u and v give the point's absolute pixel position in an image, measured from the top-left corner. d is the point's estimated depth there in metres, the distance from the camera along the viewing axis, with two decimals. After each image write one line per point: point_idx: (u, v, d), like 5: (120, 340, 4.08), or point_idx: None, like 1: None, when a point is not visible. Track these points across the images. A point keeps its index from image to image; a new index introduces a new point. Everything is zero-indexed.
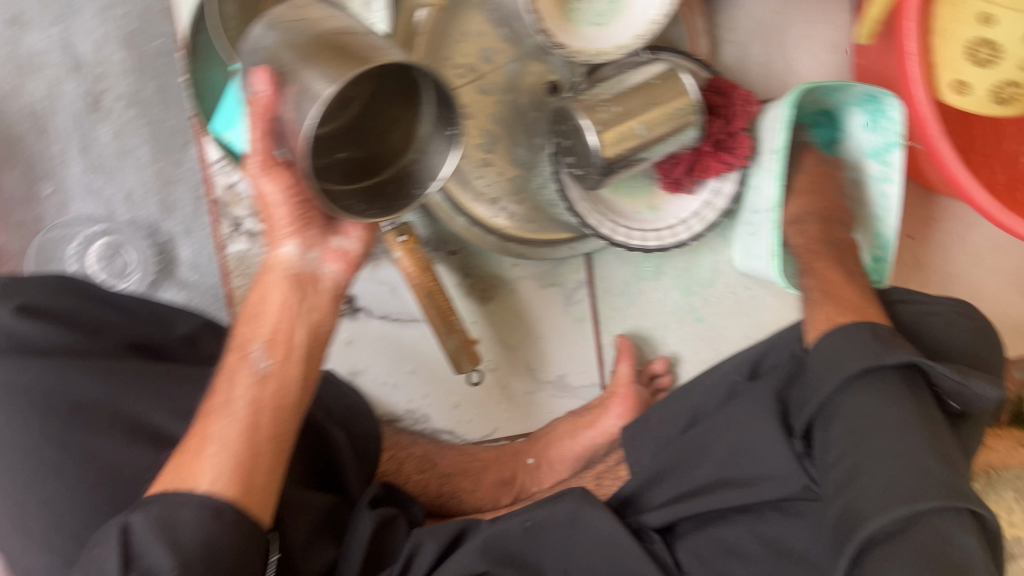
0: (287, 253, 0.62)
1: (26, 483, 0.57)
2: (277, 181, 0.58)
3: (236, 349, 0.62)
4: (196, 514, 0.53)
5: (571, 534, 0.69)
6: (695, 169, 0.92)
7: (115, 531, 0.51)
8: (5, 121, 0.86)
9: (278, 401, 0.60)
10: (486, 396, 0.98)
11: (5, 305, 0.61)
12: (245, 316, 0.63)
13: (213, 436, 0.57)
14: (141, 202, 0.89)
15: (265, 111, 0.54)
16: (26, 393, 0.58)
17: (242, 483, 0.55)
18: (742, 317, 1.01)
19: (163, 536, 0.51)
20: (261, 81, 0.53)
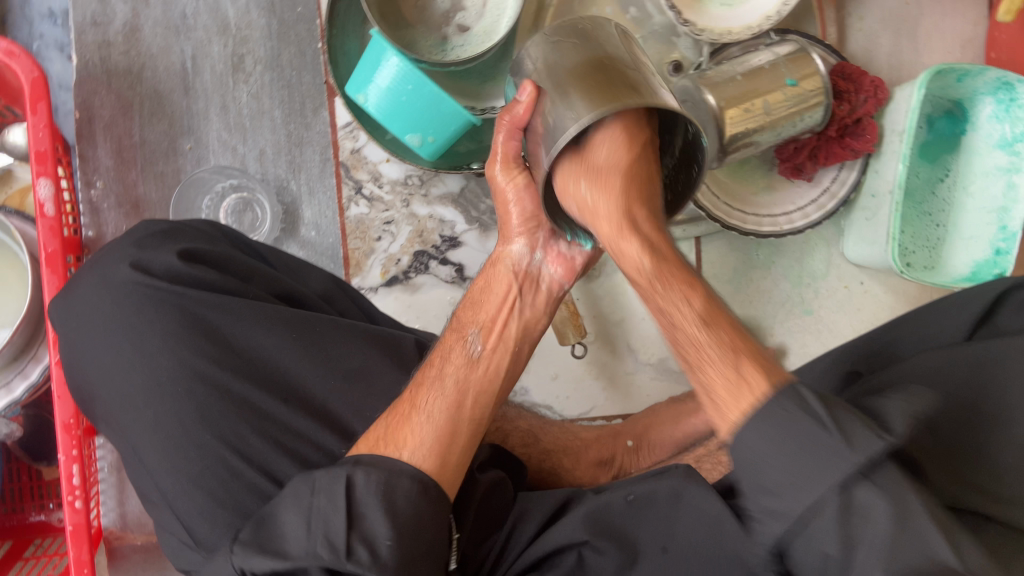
0: (516, 250, 0.68)
1: (158, 413, 0.58)
2: (517, 185, 0.65)
3: (454, 330, 0.65)
4: (410, 485, 0.52)
5: (674, 511, 0.66)
6: (818, 155, 0.90)
7: (340, 481, 0.50)
8: (156, 77, 0.92)
9: (484, 383, 0.62)
10: (586, 372, 0.98)
11: (169, 247, 0.63)
12: (467, 303, 0.67)
13: (423, 408, 0.57)
14: (272, 161, 0.93)
15: (517, 121, 0.59)
16: (193, 325, 0.60)
17: (439, 457, 0.55)
18: (853, 313, 0.99)
19: (383, 501, 0.50)
20: (523, 91, 0.57)
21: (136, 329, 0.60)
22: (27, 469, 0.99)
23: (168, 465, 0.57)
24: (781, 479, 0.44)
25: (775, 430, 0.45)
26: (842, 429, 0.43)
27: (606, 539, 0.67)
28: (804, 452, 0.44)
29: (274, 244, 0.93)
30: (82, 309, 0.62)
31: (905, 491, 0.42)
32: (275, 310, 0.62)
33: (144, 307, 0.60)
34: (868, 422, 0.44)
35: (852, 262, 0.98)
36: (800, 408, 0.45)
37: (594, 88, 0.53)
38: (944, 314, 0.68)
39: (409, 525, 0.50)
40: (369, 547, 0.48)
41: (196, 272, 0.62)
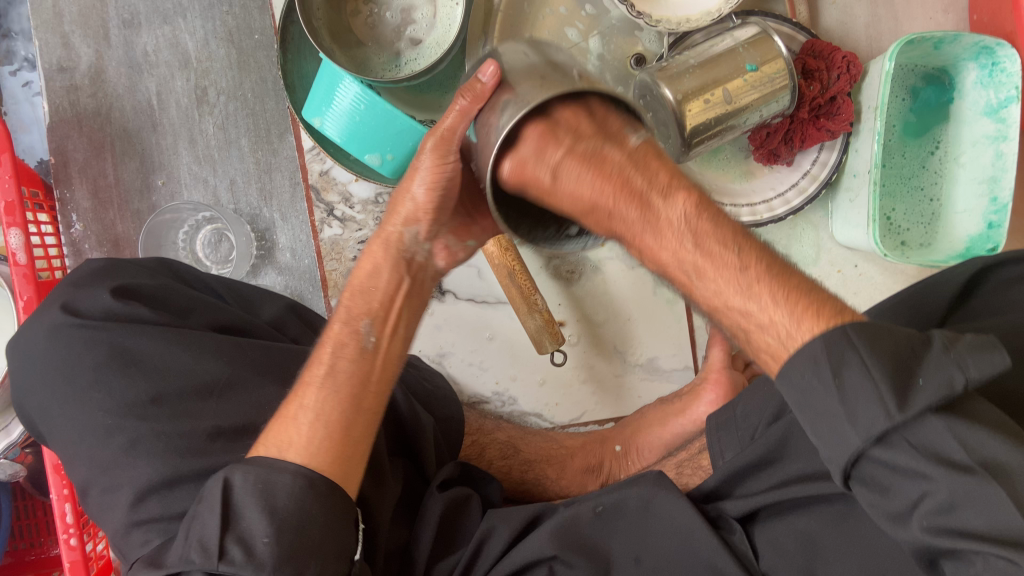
0: (406, 233, 0.62)
1: (100, 461, 0.58)
2: (433, 160, 0.57)
3: (344, 321, 0.62)
4: (291, 482, 0.52)
5: (644, 520, 0.67)
6: (792, 139, 0.86)
7: (217, 483, 0.51)
8: (124, 117, 0.94)
9: (381, 374, 0.61)
10: (574, 376, 0.96)
11: (106, 287, 0.64)
12: (353, 288, 0.63)
13: (307, 402, 0.57)
14: (243, 189, 0.94)
15: (475, 101, 0.52)
16: (125, 358, 0.60)
17: (331, 454, 0.56)
18: (849, 297, 0.96)
19: (260, 500, 0.51)
20: (488, 73, 0.52)
21: (72, 368, 0.61)
22: (40, 504, 1.02)
23: (114, 506, 0.58)
24: (820, 430, 0.45)
25: (807, 404, 0.45)
26: (846, 396, 0.43)
27: (576, 553, 0.66)
28: (825, 425, 0.44)
29: (250, 272, 0.93)
30: (23, 354, 0.63)
31: (942, 438, 0.42)
32: (207, 342, 0.63)
33: (73, 343, 0.61)
34: (893, 386, 0.43)
35: (842, 245, 0.95)
36: (810, 372, 0.45)
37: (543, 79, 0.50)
38: (919, 302, 0.67)
39: (290, 521, 0.51)
40: (244, 547, 0.50)
41: (129, 308, 0.63)
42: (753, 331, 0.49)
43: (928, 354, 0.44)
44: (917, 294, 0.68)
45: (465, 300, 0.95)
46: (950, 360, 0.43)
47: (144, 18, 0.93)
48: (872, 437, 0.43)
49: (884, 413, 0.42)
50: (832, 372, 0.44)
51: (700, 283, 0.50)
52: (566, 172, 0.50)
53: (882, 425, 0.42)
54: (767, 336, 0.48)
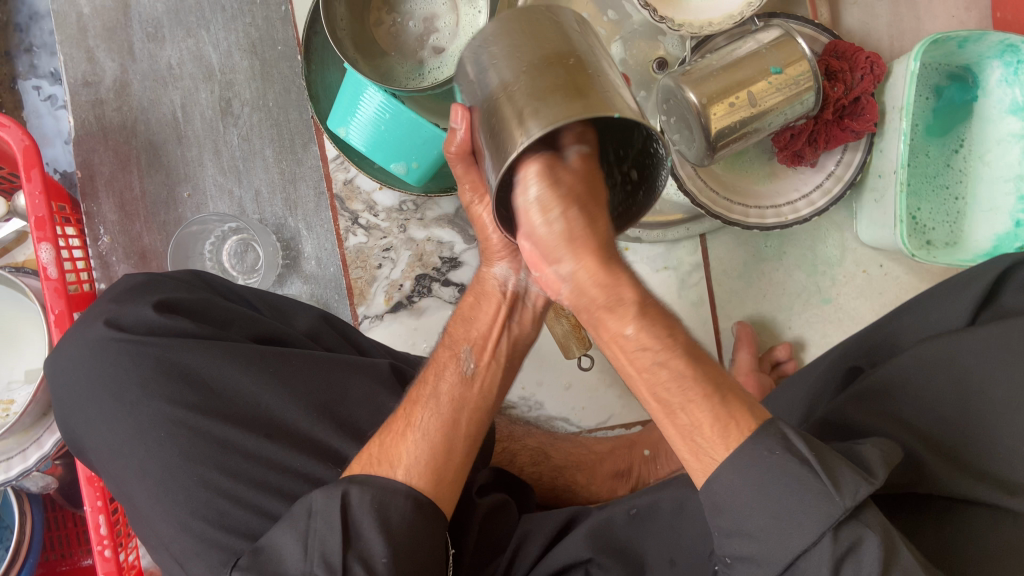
0: (498, 271, 0.64)
1: (147, 474, 0.59)
2: (491, 206, 0.61)
3: (446, 347, 0.64)
4: (405, 502, 0.53)
5: (677, 524, 0.67)
6: (817, 141, 0.86)
7: (335, 495, 0.51)
8: (150, 129, 0.95)
9: (480, 403, 0.61)
10: (600, 380, 0.96)
11: (144, 301, 0.65)
12: (456, 319, 0.65)
13: (418, 421, 0.57)
14: (268, 200, 0.94)
15: (465, 147, 0.58)
16: (168, 370, 0.61)
17: (433, 474, 0.55)
18: (875, 297, 0.95)
19: (376, 518, 0.51)
20: (459, 117, 0.55)
21: (116, 383, 0.62)
22: (70, 515, 1.03)
23: (159, 515, 0.59)
24: (767, 523, 0.45)
25: (755, 469, 0.45)
26: (832, 477, 0.45)
27: (611, 555, 0.66)
28: (787, 499, 0.45)
29: (276, 283, 0.94)
30: (66, 370, 0.64)
31: (892, 532, 0.45)
32: (246, 352, 0.63)
33: (118, 358, 0.62)
34: (851, 466, 0.46)
35: (867, 245, 0.95)
36: (783, 450, 0.46)
37: (553, 89, 0.45)
38: (946, 298, 0.66)
39: (403, 543, 0.51)
40: (367, 566, 0.50)
41: (170, 321, 0.63)
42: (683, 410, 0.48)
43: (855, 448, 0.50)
44: (934, 291, 0.68)
45: None
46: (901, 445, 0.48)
47: (168, 31, 0.94)
48: (855, 503, 0.44)
49: (864, 481, 0.45)
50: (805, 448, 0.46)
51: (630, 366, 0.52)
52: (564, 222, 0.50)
53: (864, 493, 0.44)
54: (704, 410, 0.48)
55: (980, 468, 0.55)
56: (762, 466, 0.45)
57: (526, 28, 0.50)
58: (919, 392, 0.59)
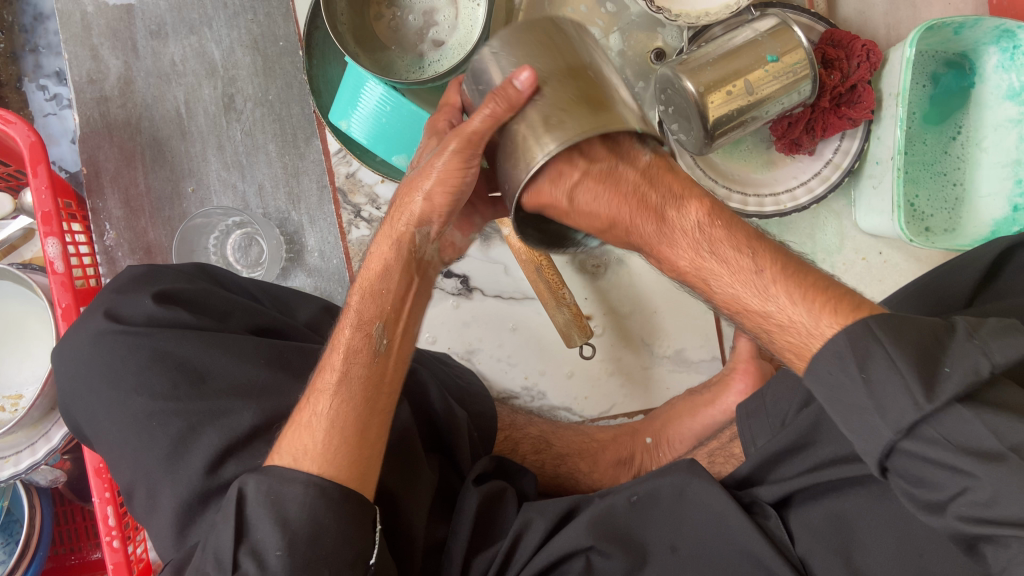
0: (413, 232, 0.61)
1: (145, 461, 0.60)
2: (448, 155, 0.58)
3: (354, 325, 0.60)
4: (302, 491, 0.53)
5: (679, 507, 0.68)
6: (814, 129, 0.87)
7: (233, 492, 0.53)
8: (154, 126, 0.96)
9: (393, 377, 0.61)
10: (602, 370, 0.97)
11: (148, 291, 0.66)
12: (360, 289, 0.61)
13: (329, 412, 0.57)
14: (272, 194, 0.95)
15: (512, 108, 0.53)
16: (166, 360, 0.62)
17: (333, 461, 0.55)
18: (875, 284, 0.96)
19: (271, 509, 0.52)
20: (524, 80, 0.52)
21: (115, 371, 0.62)
22: (79, 510, 1.04)
23: (158, 502, 0.59)
24: (857, 427, 0.46)
25: (833, 394, 0.47)
26: (871, 381, 0.45)
27: (613, 543, 0.67)
28: (862, 409, 0.45)
29: (280, 275, 0.95)
30: (67, 361, 0.65)
31: (975, 430, 0.42)
32: (247, 343, 0.64)
33: (118, 349, 0.62)
34: (917, 371, 0.44)
35: (866, 232, 0.95)
36: (841, 363, 0.46)
37: (591, 96, 0.53)
38: (945, 284, 0.67)
39: (303, 533, 0.51)
40: (258, 560, 0.51)
41: (171, 313, 0.64)
42: (775, 331, 0.52)
43: (954, 341, 0.45)
44: (935, 277, 0.68)
45: (492, 297, 0.96)
46: (975, 347, 0.44)
47: (171, 29, 0.95)
48: (904, 427, 0.44)
49: (912, 402, 0.43)
50: (858, 366, 0.45)
51: (717, 286, 0.55)
52: (583, 191, 0.57)
53: (948, 391, 0.43)
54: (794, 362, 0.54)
55: None
56: (830, 385, 0.47)
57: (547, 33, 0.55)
58: None
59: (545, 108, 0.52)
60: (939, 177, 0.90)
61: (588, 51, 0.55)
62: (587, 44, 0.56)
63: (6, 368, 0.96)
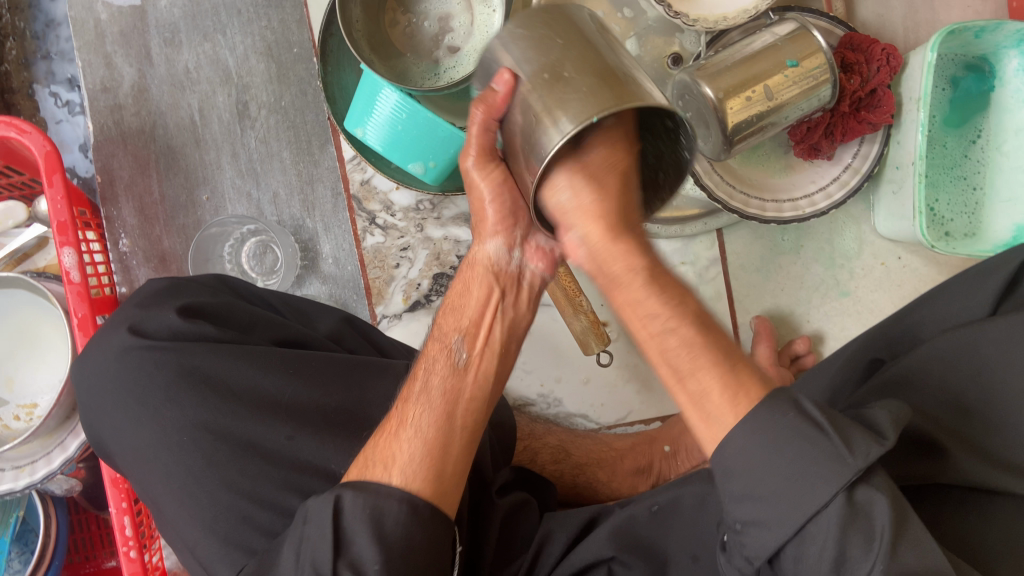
0: (492, 249, 0.63)
1: (168, 475, 0.59)
2: (489, 176, 0.59)
3: (437, 339, 0.62)
4: (397, 507, 0.51)
5: (700, 517, 0.66)
6: (834, 133, 0.86)
7: (329, 500, 0.50)
8: (168, 133, 0.96)
9: (473, 393, 0.59)
10: (619, 377, 0.96)
11: (169, 304, 0.65)
12: (445, 308, 0.64)
13: (417, 425, 0.56)
14: (286, 202, 0.95)
15: (494, 111, 0.53)
16: (188, 374, 0.61)
17: (430, 476, 0.53)
18: (894, 289, 0.95)
19: (371, 526, 0.49)
20: (501, 82, 0.51)
21: (138, 386, 0.62)
22: (94, 518, 1.04)
23: (182, 517, 0.59)
24: (789, 491, 0.44)
25: (766, 437, 0.45)
26: (839, 432, 0.44)
27: (634, 553, 0.67)
28: (802, 459, 0.44)
29: (295, 284, 0.94)
30: (90, 375, 0.64)
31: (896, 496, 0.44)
32: (270, 354, 0.64)
33: (140, 363, 0.62)
34: (866, 430, 0.45)
35: (885, 237, 0.94)
36: (799, 420, 0.45)
37: (569, 86, 0.48)
38: (968, 292, 0.66)
39: (399, 548, 0.50)
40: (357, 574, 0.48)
41: (194, 326, 0.64)
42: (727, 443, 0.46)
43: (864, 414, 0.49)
44: (963, 281, 0.67)
45: None
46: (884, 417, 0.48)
47: (185, 36, 0.95)
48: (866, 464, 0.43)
49: (877, 443, 0.44)
50: (811, 424, 0.44)
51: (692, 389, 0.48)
52: (574, 213, 0.54)
53: (875, 453, 0.43)
54: None
55: (989, 449, 0.57)
56: (773, 436, 0.45)
57: (525, 32, 0.51)
58: (943, 382, 0.60)
59: (543, 96, 0.49)
60: (959, 181, 0.90)
61: (589, 28, 0.51)
62: (588, 23, 0.52)
63: (21, 377, 0.95)
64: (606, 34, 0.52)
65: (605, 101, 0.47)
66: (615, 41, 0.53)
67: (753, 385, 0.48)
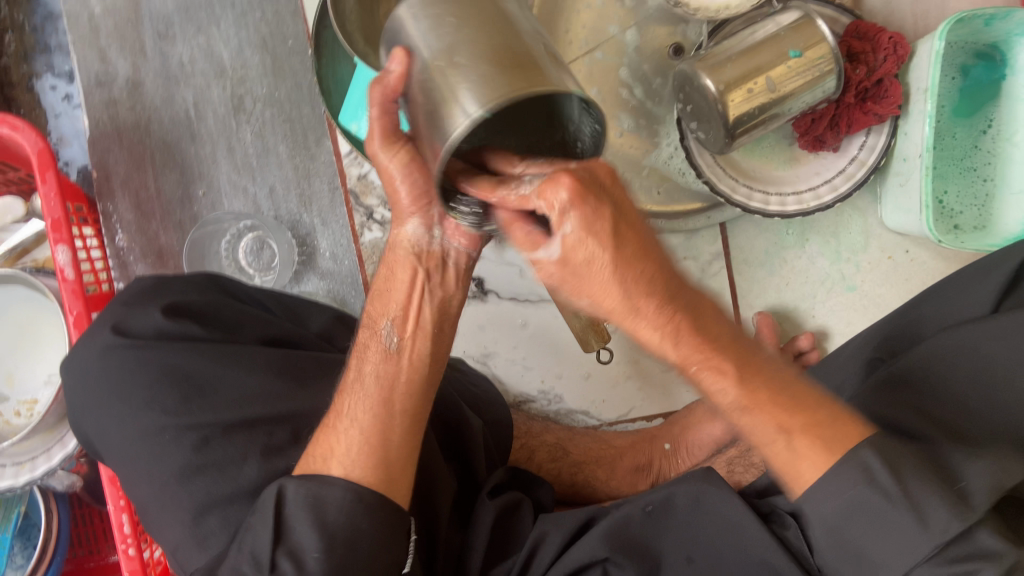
0: (411, 231, 0.57)
1: (153, 479, 0.59)
2: (399, 159, 0.52)
3: (367, 327, 0.60)
4: (342, 497, 0.52)
5: (698, 518, 0.66)
6: (839, 124, 0.84)
7: (272, 493, 0.52)
8: (164, 127, 0.95)
9: (410, 374, 0.58)
10: (619, 373, 0.95)
11: (156, 304, 0.65)
12: (373, 291, 0.60)
13: (356, 416, 0.56)
14: (283, 197, 0.94)
15: (390, 92, 0.48)
16: (175, 378, 0.60)
17: (375, 468, 0.54)
18: (901, 283, 0.93)
19: (311, 514, 0.51)
20: (396, 60, 0.47)
21: (123, 386, 0.61)
22: (97, 512, 1.04)
23: (169, 519, 0.58)
24: (870, 539, 0.48)
25: (834, 491, 0.48)
26: (913, 505, 0.47)
27: (628, 554, 0.66)
28: (887, 527, 0.47)
29: (292, 280, 0.93)
30: (78, 376, 0.64)
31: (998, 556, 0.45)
32: (257, 355, 0.63)
33: (126, 367, 0.61)
34: (939, 488, 0.47)
35: (892, 230, 0.92)
36: (865, 483, 0.47)
37: (466, 69, 0.43)
38: (970, 292, 0.64)
39: (341, 536, 0.52)
40: (296, 563, 0.51)
41: (180, 327, 0.63)
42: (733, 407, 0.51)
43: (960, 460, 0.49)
44: (967, 278, 0.65)
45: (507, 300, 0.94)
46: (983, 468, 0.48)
47: (179, 29, 0.94)
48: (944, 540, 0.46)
49: (956, 518, 0.46)
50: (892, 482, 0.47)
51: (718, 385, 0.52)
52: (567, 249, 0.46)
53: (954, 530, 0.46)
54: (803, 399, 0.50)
55: None
56: (846, 502, 0.48)
57: (444, 7, 0.46)
58: (948, 386, 0.58)
59: (448, 78, 0.43)
60: (968, 173, 0.87)
61: (491, 13, 0.46)
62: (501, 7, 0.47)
63: (20, 372, 0.95)
64: (525, 24, 0.47)
65: (513, 84, 0.42)
66: (536, 28, 0.48)
67: (738, 359, 0.51)
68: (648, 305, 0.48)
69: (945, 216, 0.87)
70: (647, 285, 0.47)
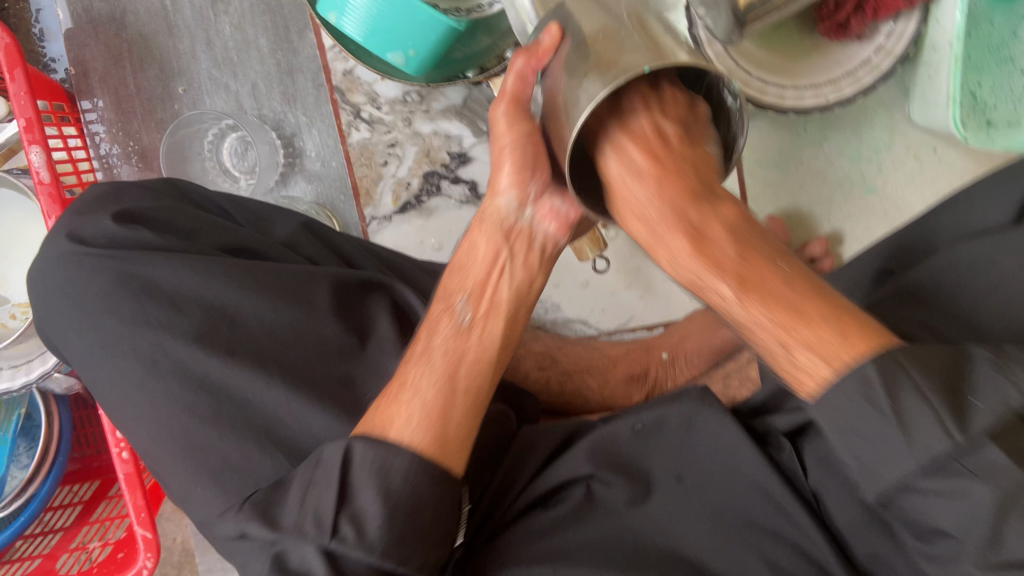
0: (504, 204, 0.57)
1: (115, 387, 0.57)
2: (510, 122, 0.55)
3: (441, 300, 0.57)
4: (407, 463, 0.48)
5: (686, 437, 0.64)
6: (864, 8, 0.75)
7: (339, 452, 0.48)
8: (139, 20, 0.89)
9: (479, 354, 0.54)
10: (619, 282, 0.91)
11: (108, 211, 0.61)
12: (451, 268, 0.58)
13: (419, 388, 0.51)
14: (266, 95, 0.89)
15: (535, 60, 0.53)
16: (127, 284, 0.57)
17: (436, 436, 0.50)
18: (926, 184, 0.87)
19: (375, 481, 0.47)
20: (548, 33, 0.51)
21: (76, 291, 0.58)
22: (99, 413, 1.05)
23: (135, 427, 0.57)
24: (870, 458, 0.39)
25: (853, 430, 0.39)
26: (905, 420, 0.37)
27: (614, 471, 0.63)
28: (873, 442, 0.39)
29: (279, 184, 0.90)
30: (32, 282, 0.61)
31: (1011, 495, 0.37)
32: (217, 263, 0.59)
33: (78, 270, 0.58)
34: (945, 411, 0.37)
35: (920, 127, 0.85)
36: (863, 397, 0.38)
37: (620, 45, 0.47)
38: (991, 200, 0.58)
39: (404, 506, 0.47)
40: (356, 527, 0.46)
41: (131, 232, 0.59)
42: (783, 357, 0.43)
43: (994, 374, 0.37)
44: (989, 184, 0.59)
45: None
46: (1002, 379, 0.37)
47: None
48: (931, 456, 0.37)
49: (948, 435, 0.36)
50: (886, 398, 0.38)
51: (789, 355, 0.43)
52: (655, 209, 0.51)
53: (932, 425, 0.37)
54: (807, 351, 0.42)
55: None
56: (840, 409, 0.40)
57: None
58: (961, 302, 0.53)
59: (575, 65, 0.48)
60: (1008, 64, 0.79)
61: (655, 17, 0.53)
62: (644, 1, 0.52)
63: (12, 276, 0.94)
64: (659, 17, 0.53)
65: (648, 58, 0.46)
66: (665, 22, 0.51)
67: (825, 315, 0.42)
68: (716, 232, 0.47)
69: (978, 111, 0.79)
70: (725, 228, 0.48)
